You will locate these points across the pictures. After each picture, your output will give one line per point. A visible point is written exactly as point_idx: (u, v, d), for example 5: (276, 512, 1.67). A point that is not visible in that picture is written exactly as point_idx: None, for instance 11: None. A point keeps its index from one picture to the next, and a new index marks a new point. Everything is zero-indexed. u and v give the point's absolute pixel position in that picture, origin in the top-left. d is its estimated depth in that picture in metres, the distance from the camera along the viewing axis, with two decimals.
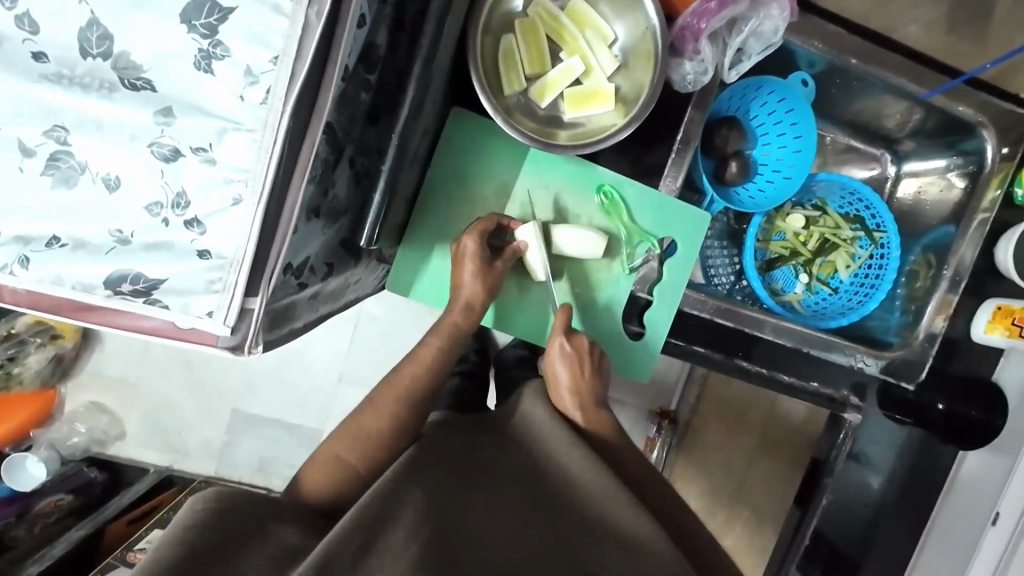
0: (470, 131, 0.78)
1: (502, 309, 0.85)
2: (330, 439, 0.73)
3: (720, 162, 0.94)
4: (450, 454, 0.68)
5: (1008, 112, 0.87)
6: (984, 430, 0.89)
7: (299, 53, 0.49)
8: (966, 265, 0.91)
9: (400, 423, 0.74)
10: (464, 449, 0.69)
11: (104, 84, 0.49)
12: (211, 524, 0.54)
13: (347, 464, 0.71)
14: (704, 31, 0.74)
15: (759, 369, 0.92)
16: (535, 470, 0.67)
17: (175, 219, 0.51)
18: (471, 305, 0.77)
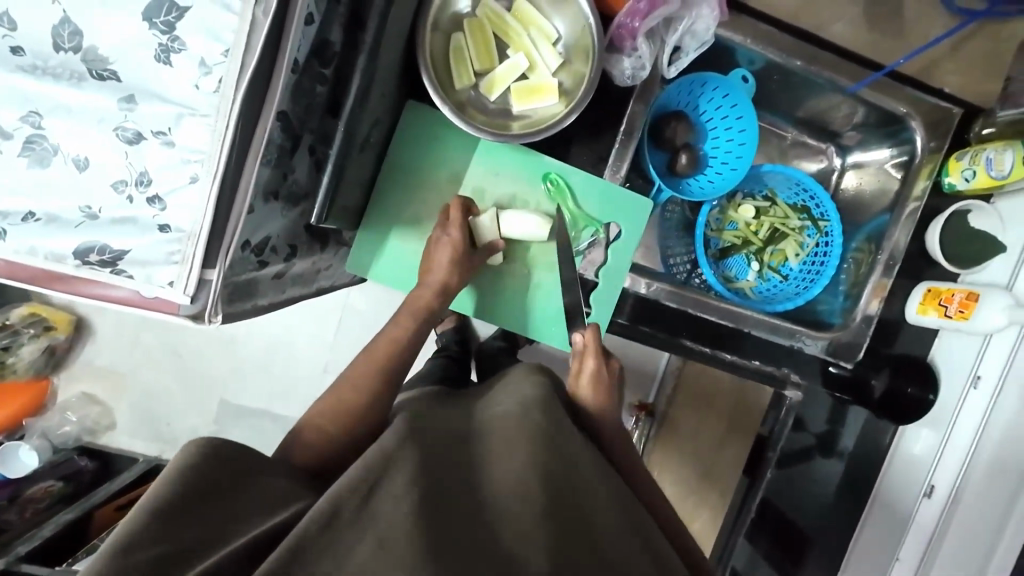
0: (425, 123, 0.85)
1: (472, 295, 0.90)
2: (318, 403, 0.76)
3: (672, 154, 0.99)
4: (443, 419, 0.65)
5: (934, 107, 0.90)
6: (919, 405, 0.95)
7: (247, 46, 0.54)
8: (899, 250, 0.96)
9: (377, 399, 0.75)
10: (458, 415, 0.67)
11: (74, 74, 0.55)
12: (208, 470, 0.57)
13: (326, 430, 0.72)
14: (639, 29, 0.81)
15: (700, 348, 1.01)
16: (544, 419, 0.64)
17: (139, 196, 0.57)
18: (446, 288, 0.82)
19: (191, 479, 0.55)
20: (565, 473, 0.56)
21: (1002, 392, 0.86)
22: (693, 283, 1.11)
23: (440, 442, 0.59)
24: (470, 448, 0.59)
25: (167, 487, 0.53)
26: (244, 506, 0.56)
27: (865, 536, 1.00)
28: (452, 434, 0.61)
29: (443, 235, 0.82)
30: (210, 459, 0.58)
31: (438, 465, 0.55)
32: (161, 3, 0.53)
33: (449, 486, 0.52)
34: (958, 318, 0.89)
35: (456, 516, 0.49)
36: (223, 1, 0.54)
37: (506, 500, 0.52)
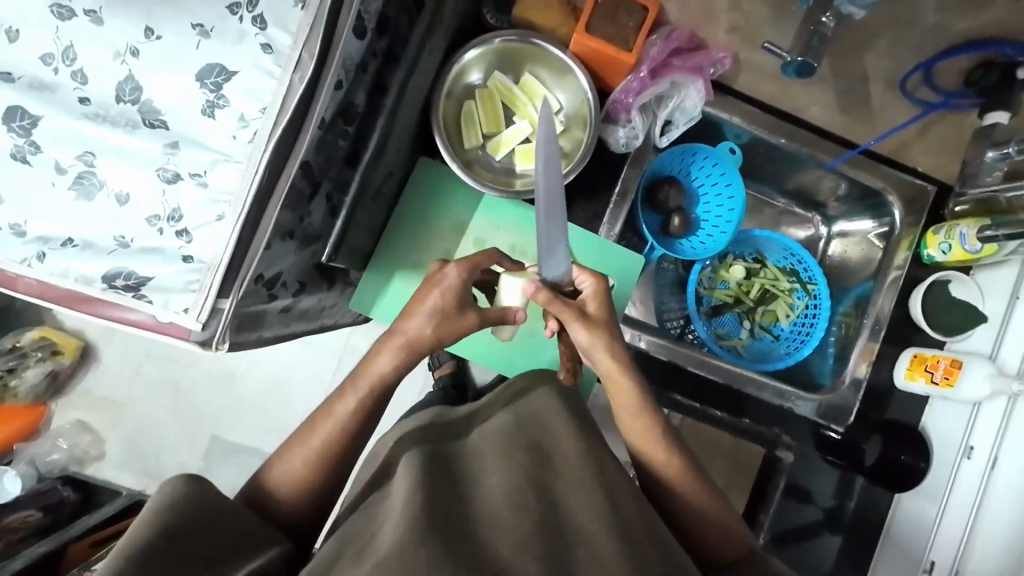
0: (435, 178, 0.93)
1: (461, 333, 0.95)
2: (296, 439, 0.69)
3: (665, 216, 1.05)
4: (440, 437, 0.65)
5: (909, 183, 0.97)
6: (912, 472, 0.96)
7: (282, 105, 0.62)
8: (885, 315, 0.99)
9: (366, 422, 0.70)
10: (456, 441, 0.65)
11: (129, 122, 0.63)
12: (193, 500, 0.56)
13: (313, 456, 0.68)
14: (632, 104, 0.91)
15: (690, 402, 1.03)
16: (541, 436, 0.62)
17: (169, 229, 0.63)
18: (409, 345, 0.72)
19: (175, 512, 0.54)
20: (562, 481, 0.56)
21: (993, 471, 0.85)
22: (686, 338, 1.14)
23: (439, 466, 0.59)
24: (465, 466, 0.60)
25: (153, 522, 0.52)
26: (225, 546, 0.54)
27: None
28: (449, 457, 0.61)
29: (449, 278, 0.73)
30: (193, 496, 0.56)
31: (436, 483, 0.55)
32: (212, 67, 0.62)
33: (446, 503, 0.52)
34: (944, 385, 0.91)
35: (453, 529, 0.49)
36: (266, 68, 0.62)
37: (500, 514, 0.52)
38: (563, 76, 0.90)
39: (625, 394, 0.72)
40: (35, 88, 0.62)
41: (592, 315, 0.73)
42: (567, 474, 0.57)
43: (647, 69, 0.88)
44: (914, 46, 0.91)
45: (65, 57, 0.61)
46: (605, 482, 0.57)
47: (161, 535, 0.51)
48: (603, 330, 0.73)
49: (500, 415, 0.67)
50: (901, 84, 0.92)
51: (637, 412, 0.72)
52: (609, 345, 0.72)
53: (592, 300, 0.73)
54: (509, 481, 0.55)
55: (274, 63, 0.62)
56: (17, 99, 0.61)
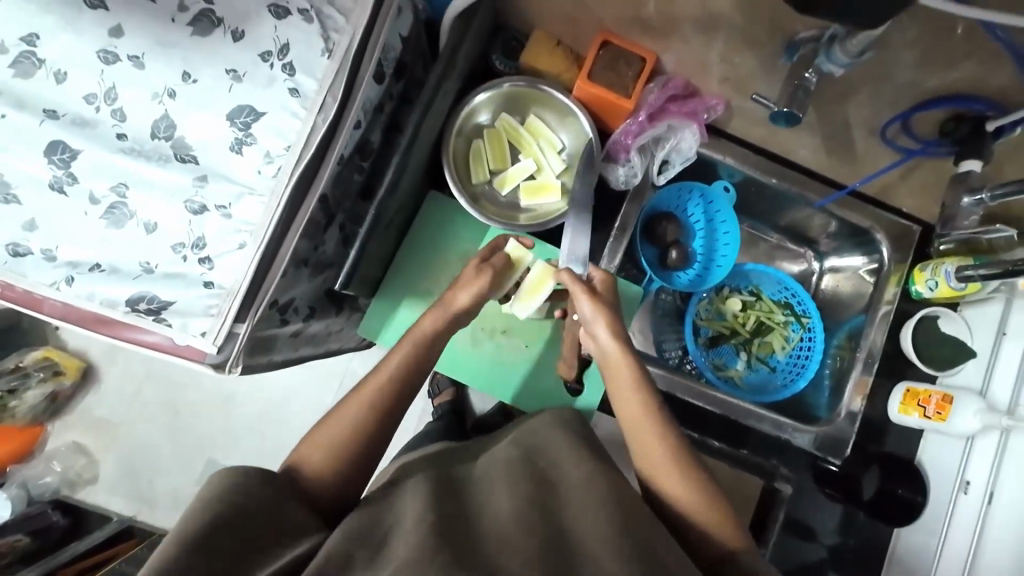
0: (443, 210, 0.97)
1: (464, 360, 0.97)
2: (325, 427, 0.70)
3: (663, 249, 1.09)
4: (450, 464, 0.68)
5: (895, 222, 1.02)
6: (908, 507, 0.97)
7: (305, 144, 0.67)
8: (877, 349, 1.02)
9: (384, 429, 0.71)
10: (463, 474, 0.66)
11: (162, 157, 0.67)
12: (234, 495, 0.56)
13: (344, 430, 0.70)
14: (632, 145, 0.97)
15: (691, 433, 1.04)
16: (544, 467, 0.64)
17: (192, 256, 0.67)
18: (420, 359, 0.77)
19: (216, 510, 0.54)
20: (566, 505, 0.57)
21: (989, 505, 0.85)
22: (685, 369, 1.16)
23: (444, 490, 0.61)
24: (472, 495, 0.61)
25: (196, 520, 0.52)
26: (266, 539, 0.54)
27: None
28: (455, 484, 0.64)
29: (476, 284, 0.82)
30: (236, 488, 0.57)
31: (443, 503, 0.58)
32: (243, 107, 0.67)
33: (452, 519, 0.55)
34: (936, 419, 0.93)
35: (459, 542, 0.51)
36: (292, 109, 0.67)
37: (503, 527, 0.54)
38: (566, 118, 0.96)
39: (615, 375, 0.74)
40: (75, 124, 0.66)
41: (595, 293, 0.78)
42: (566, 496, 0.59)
43: (644, 114, 0.94)
44: (889, 101, 0.91)
45: (107, 97, 0.66)
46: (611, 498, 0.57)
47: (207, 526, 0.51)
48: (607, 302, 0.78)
49: (506, 449, 0.70)
50: (881, 133, 0.94)
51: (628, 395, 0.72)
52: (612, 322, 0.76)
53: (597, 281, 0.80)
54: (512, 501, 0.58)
55: (300, 105, 0.67)
56: (58, 134, 0.66)
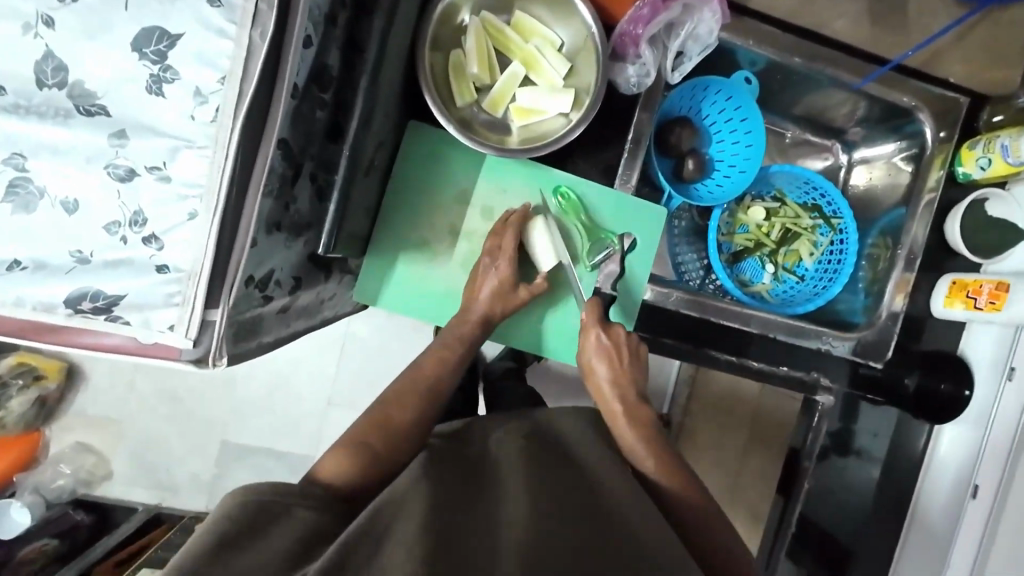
0: (426, 143, 0.82)
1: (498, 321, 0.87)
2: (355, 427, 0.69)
3: (678, 160, 0.97)
4: (460, 458, 0.66)
5: (941, 95, 0.90)
6: (953, 402, 0.93)
7: (245, 73, 0.51)
8: (919, 244, 0.94)
9: (423, 418, 0.71)
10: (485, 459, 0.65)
11: (60, 112, 0.51)
12: (244, 511, 0.50)
13: (373, 450, 0.66)
14: (642, 36, 0.79)
15: (728, 357, 0.97)
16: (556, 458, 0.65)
17: (133, 236, 0.53)
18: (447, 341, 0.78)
19: (236, 525, 0.48)
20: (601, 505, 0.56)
21: None
22: (707, 289, 1.08)
23: (447, 485, 0.58)
24: (491, 475, 0.61)
25: (202, 535, 0.47)
26: (274, 546, 0.48)
27: (912, 540, 0.96)
28: (465, 474, 0.62)
29: (490, 274, 0.79)
30: (253, 502, 0.51)
31: (438, 497, 0.55)
32: (149, 30, 0.50)
33: (444, 509, 0.53)
34: (989, 310, 0.87)
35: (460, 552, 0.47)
36: (217, 26, 0.51)
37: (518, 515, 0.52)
38: (562, 8, 0.78)
39: (631, 437, 0.71)
40: None
41: (615, 372, 0.78)
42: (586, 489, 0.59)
43: None
44: None
45: None
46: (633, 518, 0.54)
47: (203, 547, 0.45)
48: (598, 309, 0.81)
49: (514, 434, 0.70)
50: None
51: (645, 457, 0.69)
52: (602, 355, 0.79)
53: (605, 352, 0.79)
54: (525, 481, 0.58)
55: (226, 18, 0.51)
56: None
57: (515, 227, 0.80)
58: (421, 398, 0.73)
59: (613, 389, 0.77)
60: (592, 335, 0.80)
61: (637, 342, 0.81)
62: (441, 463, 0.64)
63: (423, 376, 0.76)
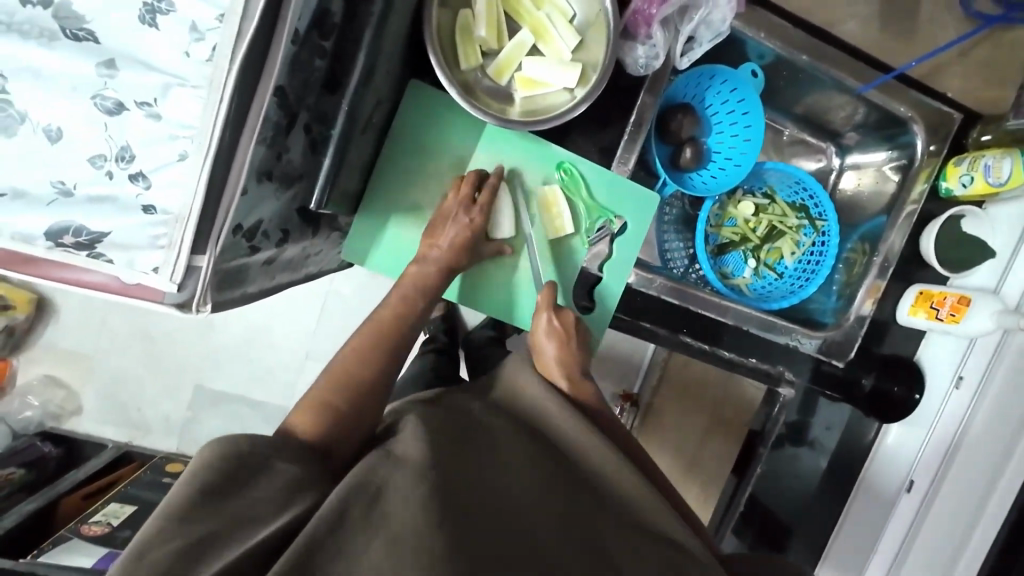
0: (427, 104, 0.80)
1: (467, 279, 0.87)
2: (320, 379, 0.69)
3: (676, 147, 0.98)
4: (449, 415, 0.69)
5: (937, 110, 0.93)
6: (904, 404, 0.98)
7: (245, 12, 0.49)
8: (894, 252, 0.98)
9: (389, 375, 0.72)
10: (469, 422, 0.69)
11: (45, 33, 0.49)
12: (230, 466, 0.52)
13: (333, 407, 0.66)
14: (655, 16, 0.78)
15: (700, 344, 1.00)
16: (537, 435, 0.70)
17: (119, 172, 0.52)
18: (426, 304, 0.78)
19: (218, 476, 0.51)
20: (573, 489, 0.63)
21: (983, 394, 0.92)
22: (689, 278, 1.11)
23: (442, 448, 0.61)
24: (477, 444, 0.65)
25: (194, 487, 0.49)
26: (264, 503, 0.51)
27: (847, 527, 1.04)
28: (455, 430, 0.66)
29: (451, 224, 0.79)
30: (230, 452, 0.54)
31: (441, 458, 0.59)
32: None
33: (455, 475, 0.57)
34: (948, 321, 0.92)
35: (469, 512, 0.54)
36: None
37: (522, 490, 0.60)
38: None
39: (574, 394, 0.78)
40: None
41: (561, 349, 0.80)
42: (575, 470, 0.67)
43: None
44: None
45: None
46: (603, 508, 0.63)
47: (196, 501, 0.49)
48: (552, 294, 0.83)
49: (496, 405, 0.74)
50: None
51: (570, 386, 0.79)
52: (548, 333, 0.81)
53: (554, 335, 0.81)
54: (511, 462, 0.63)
55: None
56: None
57: (490, 188, 0.80)
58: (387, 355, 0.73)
59: (558, 366, 0.79)
60: (541, 317, 0.82)
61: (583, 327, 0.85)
62: (428, 422, 0.66)
63: (382, 325, 0.75)
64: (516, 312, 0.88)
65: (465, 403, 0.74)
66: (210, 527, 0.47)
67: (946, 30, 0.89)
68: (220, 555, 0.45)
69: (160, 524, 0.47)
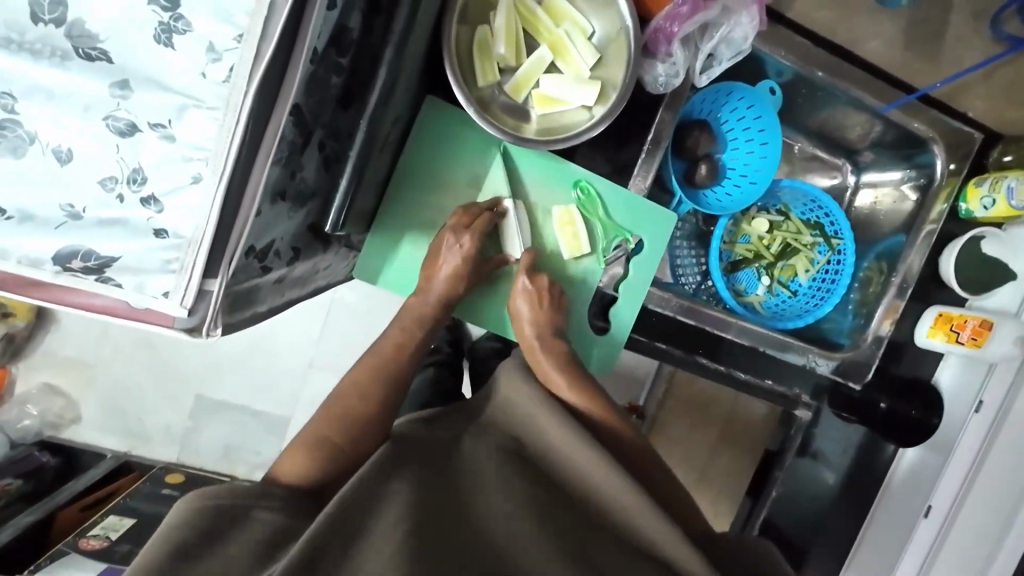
0: (443, 120, 0.79)
1: (471, 307, 0.85)
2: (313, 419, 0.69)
3: (691, 164, 0.96)
4: (438, 445, 0.67)
5: (957, 129, 0.91)
6: (922, 427, 0.97)
7: (264, 32, 0.48)
8: (913, 273, 0.96)
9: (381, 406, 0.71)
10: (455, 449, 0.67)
11: (57, 52, 0.47)
12: (206, 520, 0.51)
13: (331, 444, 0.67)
14: (676, 34, 0.76)
15: (719, 367, 0.98)
16: (527, 458, 0.67)
17: (131, 195, 0.50)
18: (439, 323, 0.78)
19: (190, 533, 0.50)
20: (563, 511, 0.61)
21: (1001, 424, 0.90)
22: (702, 295, 1.09)
23: (423, 483, 0.60)
24: (464, 475, 0.63)
25: (162, 549, 0.48)
26: (238, 557, 0.50)
27: (861, 553, 1.02)
28: (439, 466, 0.64)
29: (453, 252, 0.76)
30: (208, 508, 0.52)
31: (421, 499, 0.57)
32: None
33: (435, 519, 0.55)
34: (969, 345, 0.90)
35: (449, 556, 0.52)
36: None
37: (507, 527, 0.57)
38: None
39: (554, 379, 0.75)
40: None
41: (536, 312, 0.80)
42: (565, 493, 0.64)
43: None
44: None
45: None
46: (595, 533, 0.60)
47: (168, 561, 0.47)
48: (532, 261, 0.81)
49: (488, 430, 0.70)
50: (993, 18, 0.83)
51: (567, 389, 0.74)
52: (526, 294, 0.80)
53: (533, 301, 0.80)
54: (502, 492, 0.61)
55: None
56: None
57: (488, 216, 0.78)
58: (378, 383, 0.72)
59: (530, 325, 0.80)
60: (519, 281, 0.81)
61: (563, 293, 0.83)
62: (416, 453, 0.65)
63: (377, 363, 0.74)
64: None
65: (456, 430, 0.71)
66: None
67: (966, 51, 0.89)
68: None
69: None
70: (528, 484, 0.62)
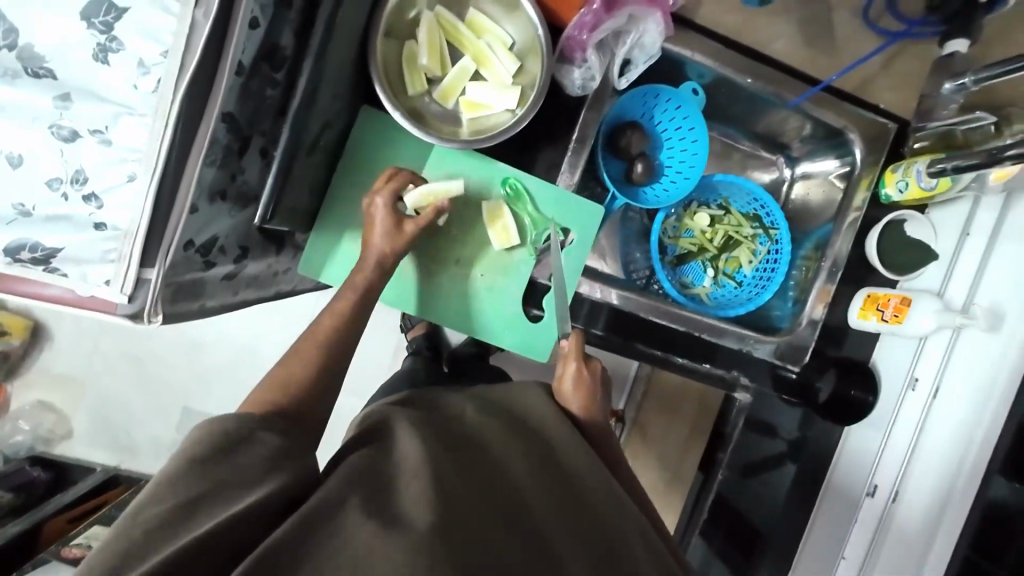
0: (380, 126, 0.86)
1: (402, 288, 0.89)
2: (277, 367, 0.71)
3: (629, 163, 1.02)
4: (438, 417, 0.68)
5: (873, 120, 0.97)
6: (857, 406, 1.01)
7: (187, 48, 0.55)
8: (842, 256, 1.01)
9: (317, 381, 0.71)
10: (453, 418, 0.68)
11: (8, 71, 0.54)
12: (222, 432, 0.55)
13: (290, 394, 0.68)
14: (588, 42, 0.83)
15: (653, 351, 1.06)
16: (534, 429, 0.70)
17: (74, 194, 0.57)
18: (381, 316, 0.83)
19: (209, 443, 0.54)
20: (571, 467, 0.65)
21: (934, 399, 0.92)
22: (652, 289, 1.13)
23: (438, 447, 0.60)
24: (469, 439, 0.64)
25: (184, 455, 0.53)
26: (250, 466, 0.54)
27: (814, 534, 1.04)
28: (442, 433, 0.64)
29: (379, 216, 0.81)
30: (224, 424, 0.56)
31: (436, 459, 0.58)
32: (99, 2, 0.54)
33: (454, 478, 0.56)
34: (893, 322, 0.94)
35: (472, 508, 0.54)
36: (164, 2, 0.54)
37: (525, 488, 0.60)
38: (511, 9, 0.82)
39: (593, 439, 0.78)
40: None
41: (586, 398, 0.78)
42: (574, 458, 0.66)
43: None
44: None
45: None
46: (604, 494, 0.64)
47: (189, 465, 0.52)
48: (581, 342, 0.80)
49: (494, 407, 0.72)
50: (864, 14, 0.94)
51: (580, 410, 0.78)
52: (580, 380, 0.78)
53: (580, 383, 0.78)
54: (518, 456, 0.63)
55: None
56: None
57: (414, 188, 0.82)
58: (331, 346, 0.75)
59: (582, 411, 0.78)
60: (569, 364, 0.79)
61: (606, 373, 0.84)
62: (417, 420, 0.66)
63: (322, 336, 0.75)
64: (453, 319, 0.90)
65: (461, 401, 0.72)
66: (203, 486, 0.51)
67: (867, 45, 0.96)
68: (215, 514, 0.49)
69: (158, 486, 0.50)
70: (539, 454, 0.65)
